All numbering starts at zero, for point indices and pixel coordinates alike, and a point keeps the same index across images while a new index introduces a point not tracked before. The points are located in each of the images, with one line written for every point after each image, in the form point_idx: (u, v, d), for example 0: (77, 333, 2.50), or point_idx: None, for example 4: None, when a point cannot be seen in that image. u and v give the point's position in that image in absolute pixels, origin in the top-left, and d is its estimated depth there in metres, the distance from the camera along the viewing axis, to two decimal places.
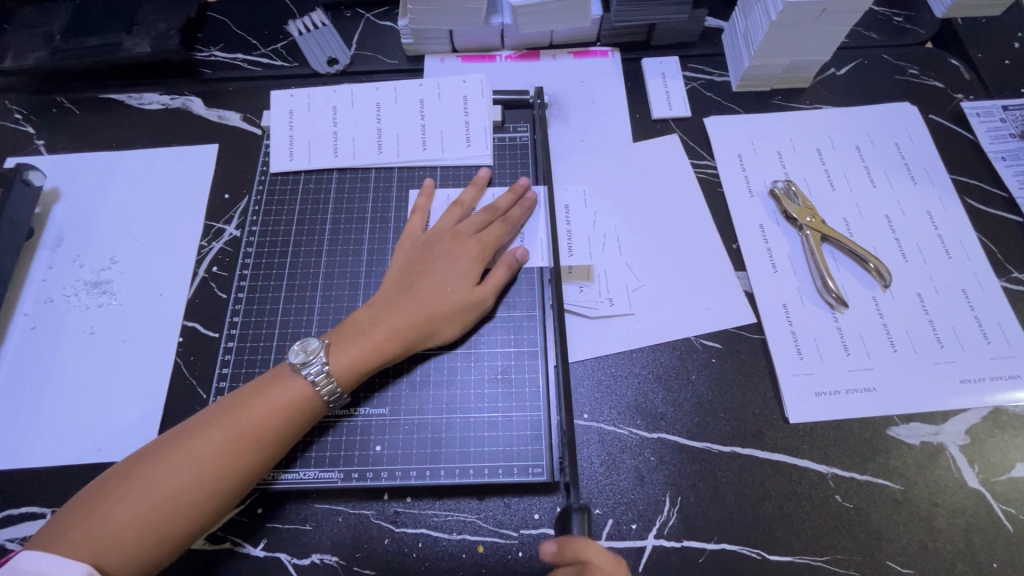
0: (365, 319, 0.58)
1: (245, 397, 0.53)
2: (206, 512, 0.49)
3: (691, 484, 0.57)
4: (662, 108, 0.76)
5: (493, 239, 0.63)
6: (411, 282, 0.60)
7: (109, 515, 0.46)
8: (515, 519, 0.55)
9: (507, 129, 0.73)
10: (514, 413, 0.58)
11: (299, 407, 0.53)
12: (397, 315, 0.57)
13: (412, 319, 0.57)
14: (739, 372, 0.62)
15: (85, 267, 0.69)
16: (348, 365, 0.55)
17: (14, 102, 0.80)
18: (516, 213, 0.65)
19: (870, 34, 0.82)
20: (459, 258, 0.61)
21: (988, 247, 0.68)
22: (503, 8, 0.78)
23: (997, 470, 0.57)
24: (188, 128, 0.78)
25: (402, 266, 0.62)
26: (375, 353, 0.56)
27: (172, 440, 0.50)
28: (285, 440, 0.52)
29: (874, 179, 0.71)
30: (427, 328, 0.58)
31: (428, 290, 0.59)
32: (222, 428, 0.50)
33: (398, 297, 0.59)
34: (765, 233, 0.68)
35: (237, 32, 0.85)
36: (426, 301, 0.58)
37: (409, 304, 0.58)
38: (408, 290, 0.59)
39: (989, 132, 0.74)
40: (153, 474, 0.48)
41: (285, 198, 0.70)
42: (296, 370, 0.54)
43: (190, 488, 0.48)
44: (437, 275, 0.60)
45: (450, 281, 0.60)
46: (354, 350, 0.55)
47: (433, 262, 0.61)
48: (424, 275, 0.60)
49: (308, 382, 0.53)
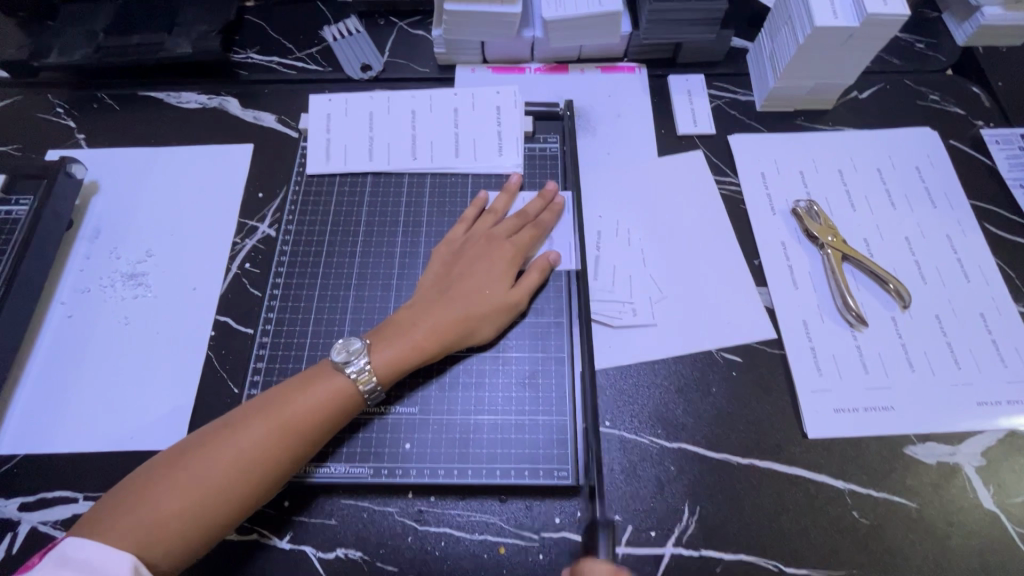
0: (404, 318, 0.59)
1: (285, 394, 0.54)
2: (248, 504, 0.50)
3: (709, 494, 0.58)
4: (687, 124, 0.78)
5: (525, 245, 0.65)
6: (449, 282, 0.62)
7: (154, 505, 0.48)
8: (536, 522, 0.56)
9: (536, 139, 0.75)
10: (539, 416, 0.59)
11: (338, 404, 0.54)
12: (436, 315, 0.59)
13: (450, 318, 0.59)
14: (759, 385, 0.63)
15: (121, 259, 0.71)
16: (390, 363, 0.56)
17: (56, 96, 0.83)
18: (545, 218, 0.67)
19: (893, 59, 0.84)
20: (494, 260, 0.63)
21: (1006, 272, 0.69)
22: (535, 22, 0.80)
23: (1012, 492, 0.58)
24: (224, 127, 0.80)
25: (439, 269, 0.64)
26: (413, 352, 0.57)
27: (214, 433, 0.51)
28: (323, 436, 0.54)
29: (895, 201, 0.72)
30: (464, 327, 0.59)
31: (465, 291, 0.60)
32: (263, 424, 0.52)
33: (436, 297, 0.61)
34: (788, 250, 0.69)
35: (274, 36, 0.87)
36: (462, 302, 0.60)
37: (447, 304, 0.60)
38: (446, 291, 0.61)
39: (1008, 160, 0.76)
40: (197, 466, 0.49)
41: (319, 199, 0.72)
42: (339, 368, 0.56)
43: (233, 480, 0.50)
44: (473, 276, 0.62)
45: (485, 283, 0.61)
46: (394, 347, 0.57)
47: (469, 264, 0.62)
48: (461, 277, 0.62)
49: (350, 379, 0.55)
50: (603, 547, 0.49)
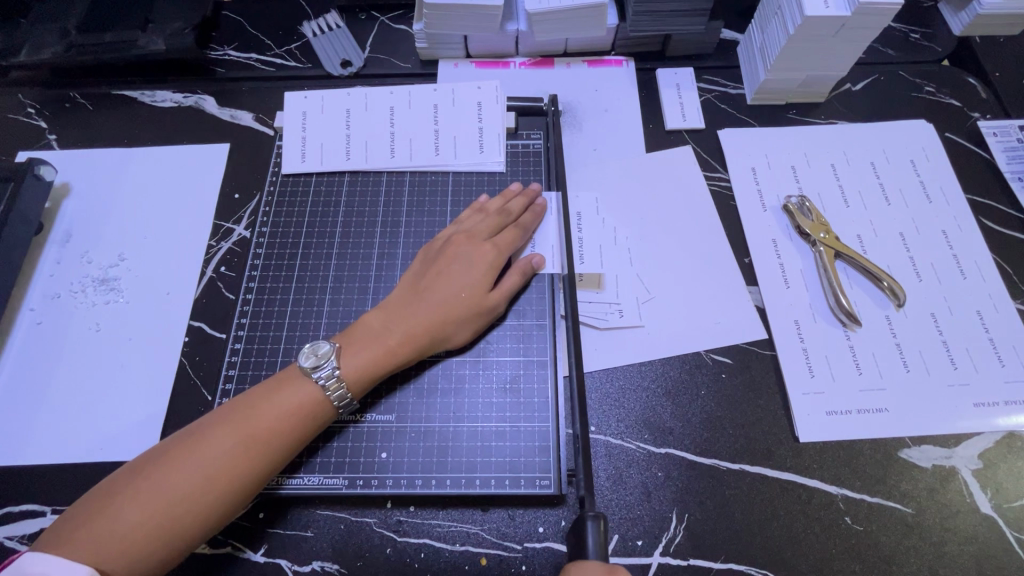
0: (375, 322, 0.57)
1: (250, 402, 0.52)
2: (212, 517, 0.48)
3: (698, 501, 0.56)
4: (675, 118, 0.75)
5: (506, 245, 0.62)
6: (425, 283, 0.59)
7: (114, 518, 0.46)
8: (519, 532, 0.54)
9: (520, 136, 0.73)
10: (521, 423, 0.57)
11: (307, 412, 0.52)
12: (409, 319, 0.57)
13: (423, 323, 0.57)
14: (749, 388, 0.61)
15: (93, 264, 0.69)
16: (360, 369, 0.54)
17: (28, 96, 0.80)
18: (527, 220, 0.64)
19: (887, 50, 0.81)
20: (473, 260, 0.60)
21: (1003, 268, 0.67)
22: (518, 15, 0.78)
23: (1010, 496, 0.56)
24: (199, 126, 0.78)
25: (416, 270, 0.61)
26: (384, 359, 0.55)
27: (177, 444, 0.50)
28: (292, 445, 0.52)
29: (889, 196, 0.70)
30: (439, 333, 0.57)
31: (442, 294, 0.58)
32: (228, 433, 0.50)
33: (410, 299, 0.58)
34: (778, 247, 0.67)
35: (251, 32, 0.85)
36: (437, 306, 0.58)
37: (422, 308, 0.57)
38: (422, 293, 0.59)
39: (1005, 152, 0.74)
40: (158, 477, 0.47)
41: (295, 200, 0.70)
42: (306, 374, 0.54)
43: (197, 492, 0.48)
44: (451, 277, 0.59)
45: (463, 284, 0.59)
46: (365, 354, 0.55)
47: (447, 264, 0.60)
48: (437, 277, 0.59)
49: (318, 386, 0.53)
50: (591, 538, 0.47)
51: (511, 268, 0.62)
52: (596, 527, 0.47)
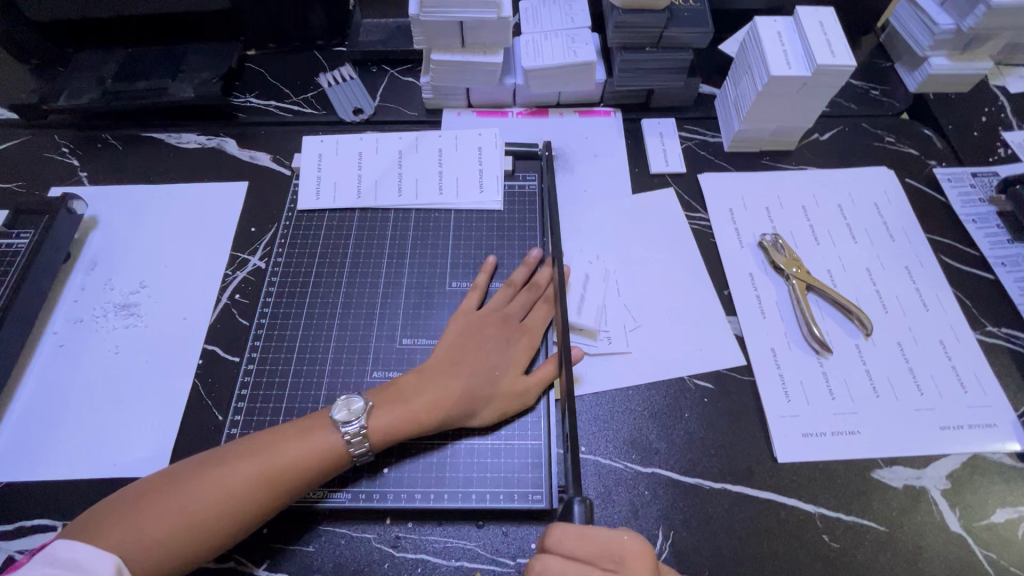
0: (407, 385, 0.60)
1: (276, 441, 0.55)
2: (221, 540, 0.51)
3: (684, 519, 0.59)
4: (659, 163, 0.82)
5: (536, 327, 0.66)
6: (466, 355, 0.62)
7: (137, 523, 0.49)
8: (512, 548, 0.57)
9: (516, 177, 0.79)
10: (515, 441, 0.61)
11: (325, 460, 0.55)
12: (439, 388, 0.59)
13: (453, 397, 0.59)
14: (730, 411, 0.65)
15: (115, 291, 0.74)
16: (383, 429, 0.57)
17: (62, 136, 0.87)
18: (552, 293, 0.68)
19: (849, 104, 0.90)
20: (509, 342, 0.64)
21: (963, 301, 0.72)
22: (516, 70, 0.86)
23: (978, 515, 0.59)
24: (220, 165, 0.84)
25: (453, 338, 0.64)
26: (407, 421, 0.58)
27: (205, 465, 0.53)
28: (309, 485, 0.55)
29: (855, 235, 0.76)
30: (465, 406, 0.59)
31: (476, 370, 0.61)
32: (252, 464, 0.53)
33: (446, 368, 0.61)
34: (755, 280, 0.73)
35: (272, 82, 0.93)
36: (469, 380, 0.60)
37: (456, 381, 0.60)
38: (458, 364, 0.62)
39: (960, 197, 0.81)
40: (184, 494, 0.50)
41: (309, 234, 0.75)
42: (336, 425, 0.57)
43: (216, 513, 0.51)
44: (486, 353, 0.63)
45: (494, 363, 0.62)
46: (390, 415, 0.58)
47: (485, 341, 0.63)
48: (475, 351, 0.63)
49: (343, 440, 0.56)
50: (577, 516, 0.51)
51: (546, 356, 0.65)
52: (583, 508, 0.52)
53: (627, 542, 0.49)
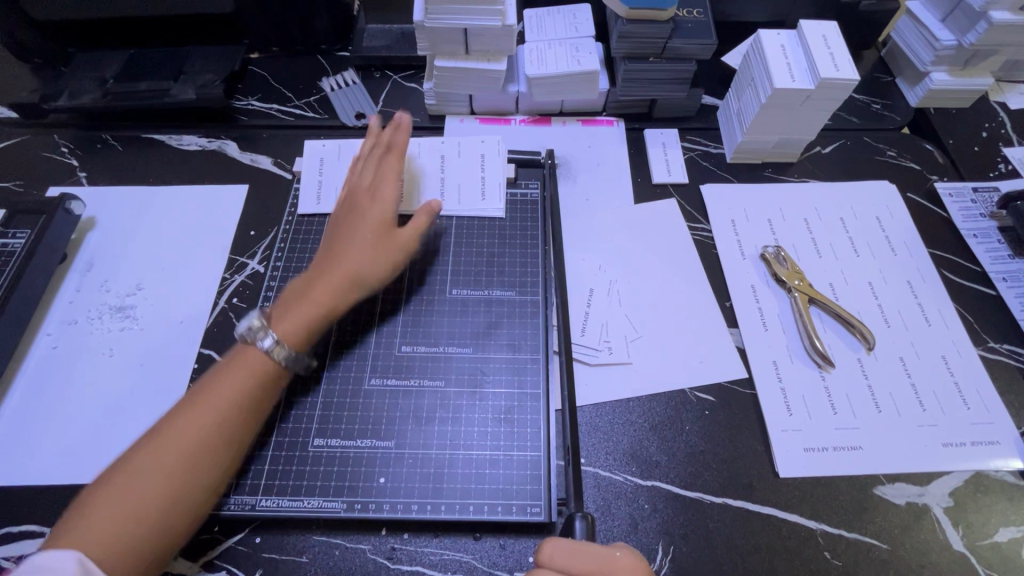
0: (300, 286, 0.63)
1: (208, 384, 0.54)
2: (192, 502, 0.50)
3: (684, 534, 0.58)
4: (661, 173, 0.82)
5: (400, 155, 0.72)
6: (341, 235, 0.66)
7: (99, 519, 0.47)
8: (510, 561, 0.56)
9: (518, 185, 0.79)
10: (514, 452, 0.60)
11: (262, 373, 0.56)
12: (326, 280, 0.63)
13: (343, 274, 0.63)
14: (731, 424, 0.64)
15: (111, 292, 0.73)
16: (294, 327, 0.59)
17: (62, 136, 0.86)
18: (396, 137, 0.73)
19: (851, 118, 0.90)
20: (366, 214, 0.67)
21: (965, 317, 0.72)
22: (519, 78, 0.86)
23: (981, 534, 0.59)
24: (221, 168, 0.84)
25: (335, 223, 0.68)
26: (310, 315, 0.61)
27: (147, 440, 0.51)
28: (258, 408, 0.56)
29: (857, 248, 0.76)
30: (353, 281, 0.64)
31: (355, 245, 0.65)
32: (191, 415, 0.52)
33: (330, 258, 0.65)
34: (757, 293, 0.72)
35: (275, 85, 0.93)
36: (349, 258, 0.64)
37: (343, 261, 0.64)
38: (338, 248, 0.65)
39: (961, 212, 0.81)
40: (140, 473, 0.49)
41: (308, 238, 0.74)
42: (255, 342, 0.57)
43: (174, 473, 0.49)
44: (359, 224, 0.67)
45: (373, 207, 0.68)
46: (291, 315, 0.60)
47: (357, 218, 0.67)
48: (349, 228, 0.66)
49: (265, 354, 0.57)
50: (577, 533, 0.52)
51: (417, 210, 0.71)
52: (584, 525, 0.52)
53: (618, 558, 0.48)
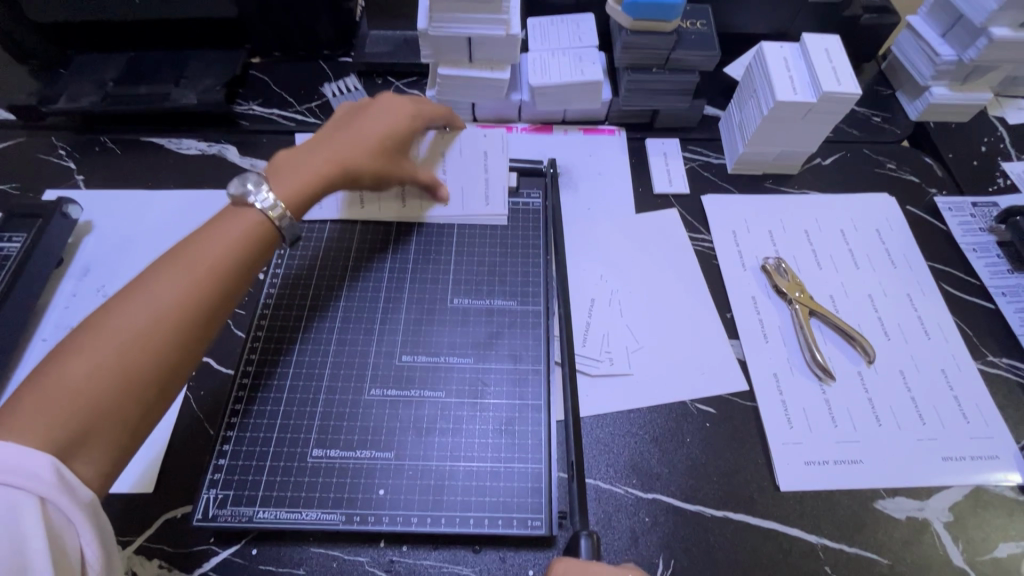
0: (293, 157, 0.64)
1: (164, 267, 0.53)
2: (189, 295, 0.52)
3: (684, 547, 0.58)
4: (663, 183, 0.82)
5: (383, 111, 0.71)
6: (339, 132, 0.68)
7: (49, 393, 0.45)
8: (509, 574, 0.56)
9: (520, 194, 0.79)
10: (515, 464, 0.60)
11: (251, 233, 0.57)
12: (326, 150, 0.65)
13: (338, 156, 0.65)
14: (732, 437, 0.64)
15: (107, 297, 0.72)
16: (289, 191, 0.61)
17: (60, 138, 0.86)
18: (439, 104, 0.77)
19: (851, 131, 0.91)
20: (360, 128, 0.68)
21: (964, 331, 0.72)
22: (522, 86, 0.86)
23: (981, 549, 0.58)
24: (221, 173, 0.83)
25: (330, 129, 0.69)
26: (308, 181, 0.63)
27: (97, 318, 0.49)
28: (241, 269, 0.56)
29: (858, 261, 0.76)
30: (349, 165, 0.66)
31: (345, 143, 0.67)
32: (144, 297, 0.50)
33: (330, 136, 0.68)
34: (758, 305, 0.72)
35: (276, 90, 0.92)
36: (343, 148, 0.66)
37: (337, 147, 0.66)
38: (337, 133, 0.68)
39: (960, 225, 0.81)
40: (89, 355, 0.47)
41: (308, 246, 0.74)
42: (251, 203, 0.59)
43: (160, 310, 0.50)
44: (354, 129, 0.69)
45: (368, 123, 0.69)
46: (288, 178, 0.62)
47: (352, 126, 0.69)
48: (348, 131, 0.68)
49: (260, 212, 0.59)
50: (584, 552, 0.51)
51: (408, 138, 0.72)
52: (589, 543, 0.52)
53: None
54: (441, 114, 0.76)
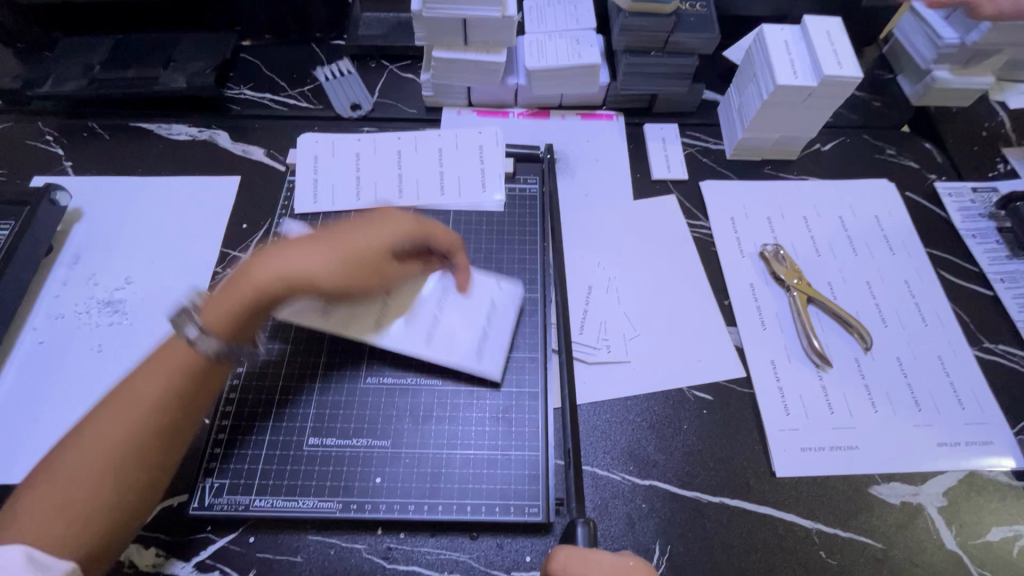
0: (260, 252, 0.57)
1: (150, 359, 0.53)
2: (162, 397, 0.51)
3: (680, 533, 0.58)
4: (661, 169, 0.81)
5: (357, 229, 0.60)
6: (307, 237, 0.58)
7: (46, 487, 0.46)
8: (507, 561, 0.56)
9: (517, 180, 0.78)
10: (512, 451, 0.60)
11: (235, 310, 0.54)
12: (280, 254, 0.56)
13: (287, 270, 0.55)
14: (729, 424, 0.64)
15: (98, 286, 0.71)
16: (215, 310, 0.53)
17: (47, 124, 0.84)
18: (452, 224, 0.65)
19: (852, 116, 0.90)
20: (321, 239, 0.58)
21: (961, 317, 0.72)
22: (518, 71, 0.84)
23: (974, 534, 0.59)
24: (212, 159, 0.82)
25: (321, 232, 0.61)
26: (236, 295, 0.54)
27: (92, 417, 0.49)
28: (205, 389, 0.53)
29: (856, 248, 0.76)
30: (293, 279, 0.55)
31: (307, 253, 0.56)
32: (120, 413, 0.49)
33: (297, 241, 0.58)
34: (755, 292, 0.72)
35: (267, 74, 0.90)
36: (304, 257, 0.56)
37: (293, 256, 0.56)
38: (300, 239, 0.58)
39: (960, 211, 0.81)
40: (80, 451, 0.47)
41: (301, 234, 0.73)
42: (180, 331, 0.53)
43: (140, 402, 0.50)
44: (314, 242, 0.58)
45: (342, 244, 0.58)
46: (224, 292, 0.54)
47: (331, 235, 0.59)
48: (320, 238, 0.58)
49: (203, 326, 0.53)
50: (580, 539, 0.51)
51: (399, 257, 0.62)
52: (586, 531, 0.52)
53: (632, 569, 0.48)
54: (445, 243, 0.63)
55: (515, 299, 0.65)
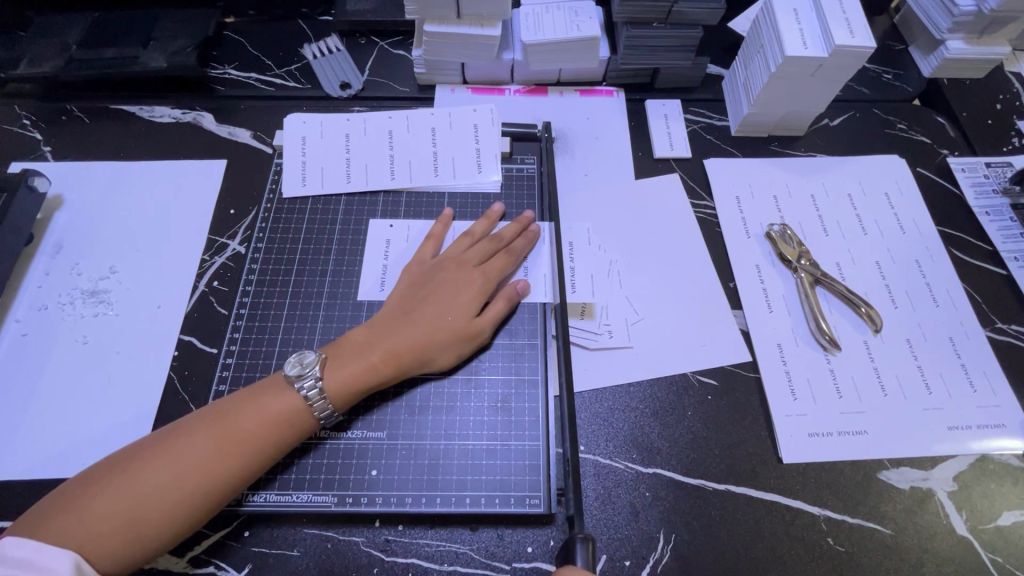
0: (358, 336, 0.58)
1: (234, 402, 0.53)
2: (226, 449, 0.50)
3: (685, 522, 0.57)
4: (663, 147, 0.78)
5: (451, 284, 0.61)
6: (416, 303, 0.60)
7: (105, 496, 0.47)
8: (507, 552, 0.54)
9: (514, 160, 0.75)
10: (511, 442, 0.58)
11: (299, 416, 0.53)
12: (391, 334, 0.57)
13: (405, 346, 0.57)
14: (734, 409, 0.62)
15: (82, 276, 0.69)
16: (341, 384, 0.54)
17: (23, 107, 0.80)
18: (519, 244, 0.65)
19: (861, 89, 0.86)
20: (462, 286, 0.61)
21: (973, 297, 0.70)
22: (515, 45, 0.80)
23: (984, 518, 0.58)
24: (196, 141, 0.79)
25: (402, 290, 0.62)
26: (364, 374, 0.55)
27: (165, 439, 0.50)
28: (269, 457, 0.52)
29: (865, 226, 0.74)
30: (421, 355, 0.57)
31: (404, 328, 0.58)
32: (187, 451, 0.49)
33: (399, 316, 0.59)
34: (762, 273, 0.70)
35: (252, 52, 0.87)
36: (409, 332, 0.58)
37: (401, 332, 0.58)
38: (417, 306, 0.59)
39: (973, 187, 0.78)
40: (145, 471, 0.48)
41: (291, 219, 0.70)
42: (292, 386, 0.54)
43: (208, 451, 0.50)
44: (441, 300, 0.60)
45: (439, 303, 0.59)
46: (344, 369, 0.55)
47: (435, 289, 0.61)
48: (428, 298, 0.60)
49: (301, 397, 0.53)
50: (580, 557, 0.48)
51: (498, 294, 0.63)
52: (585, 550, 0.48)
53: None
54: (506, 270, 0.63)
55: (555, 254, 0.65)
